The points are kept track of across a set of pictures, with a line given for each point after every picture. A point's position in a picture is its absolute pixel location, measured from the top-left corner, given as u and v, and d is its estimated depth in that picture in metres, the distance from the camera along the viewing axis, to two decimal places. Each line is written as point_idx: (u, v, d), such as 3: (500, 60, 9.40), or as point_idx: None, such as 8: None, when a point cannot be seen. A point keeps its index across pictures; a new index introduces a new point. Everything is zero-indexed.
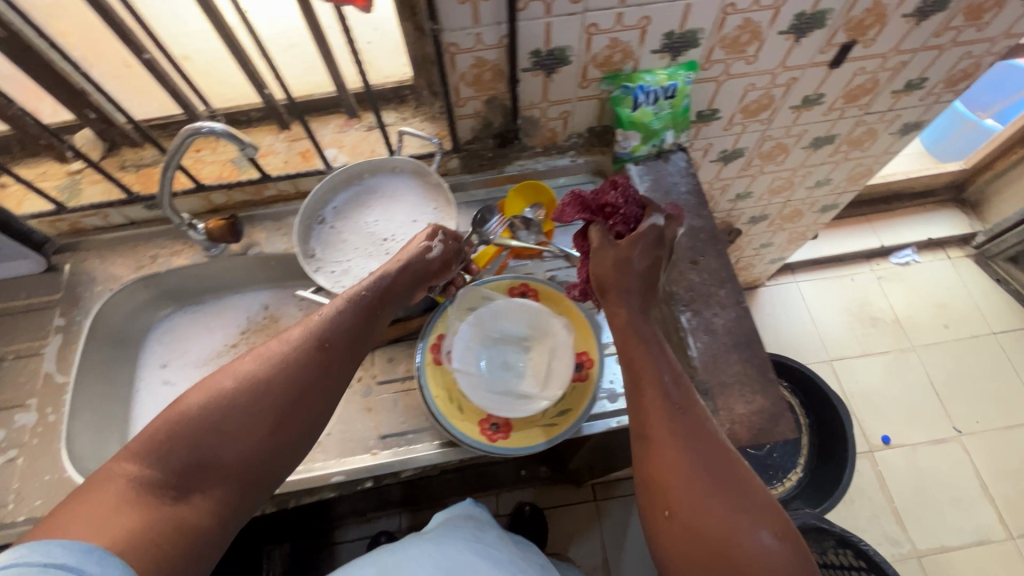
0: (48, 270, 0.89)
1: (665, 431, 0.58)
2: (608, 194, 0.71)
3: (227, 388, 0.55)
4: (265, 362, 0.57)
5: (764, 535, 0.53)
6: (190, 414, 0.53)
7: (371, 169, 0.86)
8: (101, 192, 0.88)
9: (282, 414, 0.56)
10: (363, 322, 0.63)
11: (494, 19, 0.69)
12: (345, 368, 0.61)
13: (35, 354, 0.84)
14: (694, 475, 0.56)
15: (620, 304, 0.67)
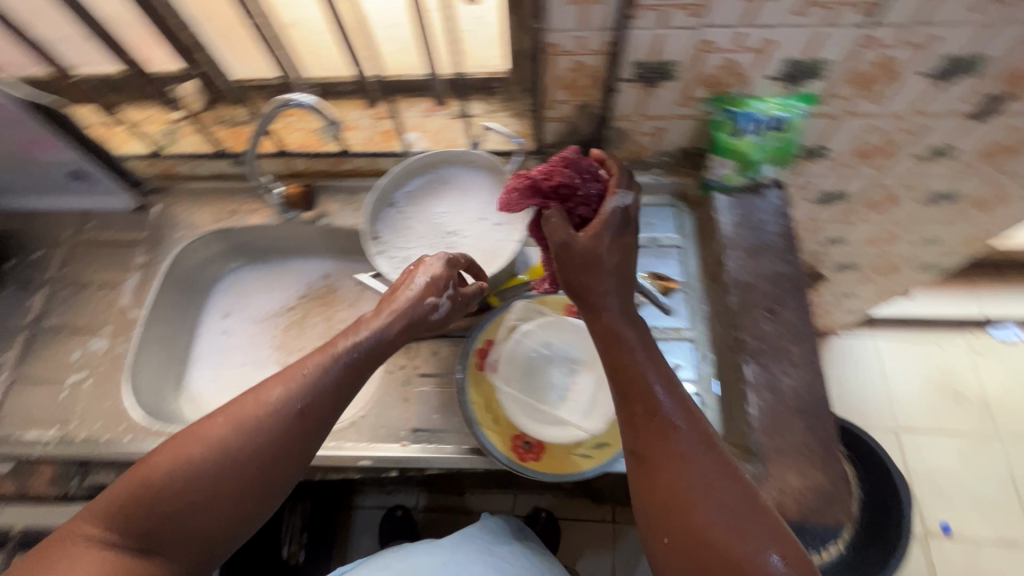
0: (138, 209, 0.95)
1: (661, 449, 0.53)
2: (562, 171, 0.64)
3: (197, 452, 0.52)
4: (238, 418, 0.54)
5: (776, 560, 0.48)
6: (157, 475, 0.51)
7: (450, 159, 0.84)
8: (195, 143, 0.92)
9: (253, 472, 0.53)
10: (348, 370, 0.59)
11: (601, 23, 0.65)
12: (325, 415, 0.57)
13: (116, 286, 0.89)
14: (694, 495, 0.51)
15: (603, 310, 0.61)
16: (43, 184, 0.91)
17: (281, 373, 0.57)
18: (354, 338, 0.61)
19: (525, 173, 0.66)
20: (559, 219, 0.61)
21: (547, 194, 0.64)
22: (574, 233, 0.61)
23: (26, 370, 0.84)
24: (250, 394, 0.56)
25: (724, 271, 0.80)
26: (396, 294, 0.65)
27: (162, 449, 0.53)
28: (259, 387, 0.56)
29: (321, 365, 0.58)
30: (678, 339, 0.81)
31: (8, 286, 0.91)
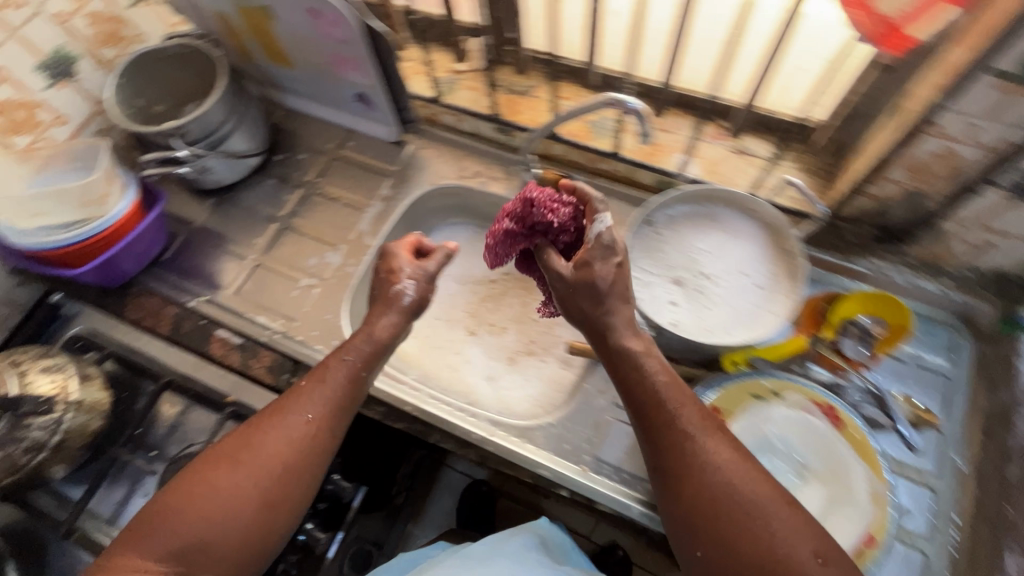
0: (395, 142, 0.99)
1: (692, 468, 0.55)
2: (531, 212, 0.70)
3: (237, 475, 0.57)
4: (262, 461, 0.58)
5: (813, 557, 0.49)
6: (198, 504, 0.55)
7: (727, 200, 0.78)
8: (470, 99, 0.93)
9: (282, 488, 0.58)
10: (349, 388, 0.63)
11: (1015, 119, 0.55)
12: (344, 428, 0.63)
13: (359, 209, 0.95)
14: (727, 501, 0.53)
15: (607, 330, 0.63)
16: (327, 96, 0.98)
17: (292, 394, 0.62)
18: (360, 367, 0.64)
19: (505, 226, 0.72)
20: (556, 256, 0.66)
21: (525, 232, 0.71)
22: (569, 266, 0.64)
23: (269, 258, 0.92)
24: (275, 416, 0.60)
25: (1009, 430, 0.67)
26: (386, 304, 0.68)
27: (185, 483, 0.57)
28: (273, 418, 0.60)
29: (348, 373, 0.64)
30: (919, 483, 0.70)
31: (269, 177, 1.00)
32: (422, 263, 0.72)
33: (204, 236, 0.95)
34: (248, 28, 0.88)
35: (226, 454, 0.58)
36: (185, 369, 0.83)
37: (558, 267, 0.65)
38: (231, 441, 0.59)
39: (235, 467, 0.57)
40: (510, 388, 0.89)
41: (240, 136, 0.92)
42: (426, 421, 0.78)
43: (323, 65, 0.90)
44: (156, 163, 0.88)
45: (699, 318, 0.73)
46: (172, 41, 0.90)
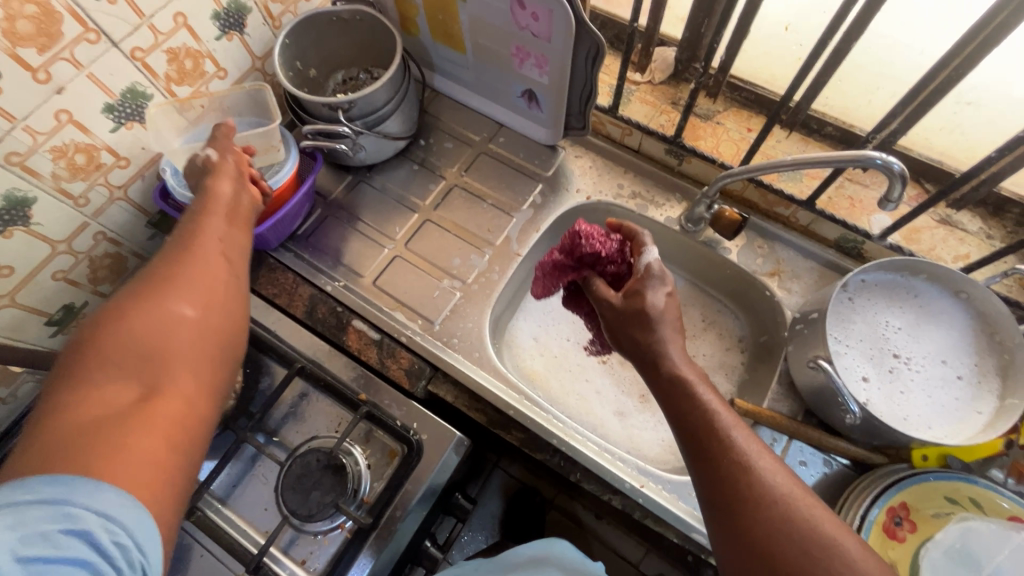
0: (550, 147, 0.93)
1: (758, 495, 0.47)
2: (578, 245, 0.69)
3: (148, 313, 0.47)
4: (166, 307, 0.48)
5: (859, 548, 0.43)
6: (96, 364, 0.43)
7: (937, 278, 0.71)
8: (645, 114, 0.87)
9: (210, 320, 0.50)
10: (226, 212, 0.63)
11: None
12: (233, 258, 0.59)
13: (507, 213, 0.89)
14: (797, 530, 0.44)
15: (660, 360, 0.57)
16: (489, 86, 0.92)
17: (183, 238, 0.57)
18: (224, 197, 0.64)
19: (555, 257, 0.71)
20: (603, 285, 0.66)
21: (573, 264, 0.71)
22: (615, 295, 0.64)
23: (409, 250, 0.87)
24: (162, 282, 0.50)
25: None
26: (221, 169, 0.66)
27: (81, 360, 0.43)
28: (197, 264, 0.53)
29: (223, 222, 0.61)
30: None
31: (411, 161, 0.95)
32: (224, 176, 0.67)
33: (342, 215, 0.91)
34: (426, 5, 0.82)
35: (114, 311, 0.46)
36: (319, 357, 0.78)
37: (607, 297, 0.65)
38: (125, 298, 0.48)
39: (144, 312, 0.47)
40: (641, 429, 0.84)
41: (397, 119, 0.87)
42: (568, 456, 0.73)
43: (500, 55, 0.84)
44: (313, 135, 0.82)
45: (894, 401, 0.67)
46: (344, 6, 0.83)
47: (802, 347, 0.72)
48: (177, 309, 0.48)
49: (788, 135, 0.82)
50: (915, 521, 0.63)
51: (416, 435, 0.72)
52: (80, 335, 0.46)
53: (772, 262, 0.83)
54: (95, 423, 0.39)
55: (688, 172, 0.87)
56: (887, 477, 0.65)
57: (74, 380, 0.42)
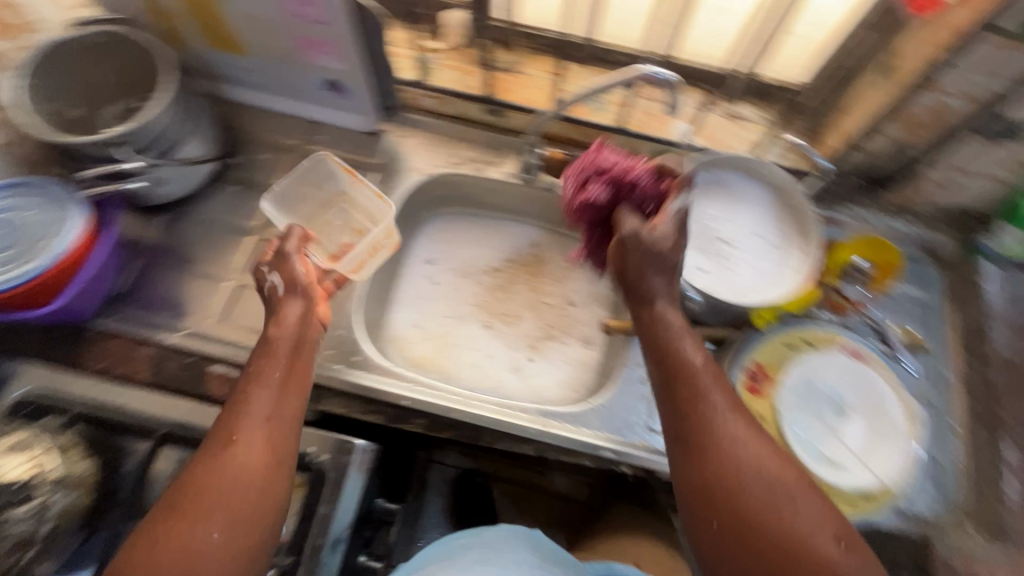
0: (373, 133, 0.91)
1: (722, 456, 0.53)
2: (616, 172, 0.69)
3: (210, 491, 0.51)
4: (221, 472, 0.52)
5: (835, 550, 0.48)
6: (165, 526, 0.49)
7: (735, 164, 0.81)
8: (454, 80, 0.88)
9: (239, 538, 0.50)
10: (282, 405, 0.58)
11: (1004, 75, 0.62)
12: (291, 436, 0.57)
13: (348, 210, 0.86)
14: (767, 512, 0.50)
15: (650, 302, 0.63)
16: (289, 85, 0.87)
17: (231, 414, 0.56)
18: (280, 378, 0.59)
19: (596, 160, 0.71)
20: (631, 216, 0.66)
21: (608, 183, 0.69)
22: (644, 224, 0.65)
23: (254, 276, 0.81)
24: (223, 446, 0.54)
25: (983, 342, 0.79)
26: (281, 304, 0.66)
27: (166, 523, 0.49)
28: (232, 441, 0.54)
29: (274, 387, 0.58)
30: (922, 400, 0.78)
31: (230, 183, 0.87)
32: (286, 261, 0.70)
33: (166, 260, 0.82)
34: (188, 10, 0.75)
35: (201, 459, 0.53)
36: (184, 417, 0.71)
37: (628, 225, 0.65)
38: (213, 439, 0.54)
39: (215, 464, 0.52)
40: (538, 376, 0.88)
41: (194, 140, 0.79)
42: (473, 424, 0.75)
43: (287, 50, 0.79)
44: (95, 179, 0.72)
45: (728, 277, 0.76)
46: (92, 28, 0.74)
47: None
48: (214, 531, 0.50)
49: (587, 70, 0.87)
50: (770, 372, 0.72)
51: (316, 460, 0.69)
52: (166, 494, 0.52)
53: None
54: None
55: (512, 126, 0.90)
56: (739, 345, 0.74)
57: (150, 534, 0.49)
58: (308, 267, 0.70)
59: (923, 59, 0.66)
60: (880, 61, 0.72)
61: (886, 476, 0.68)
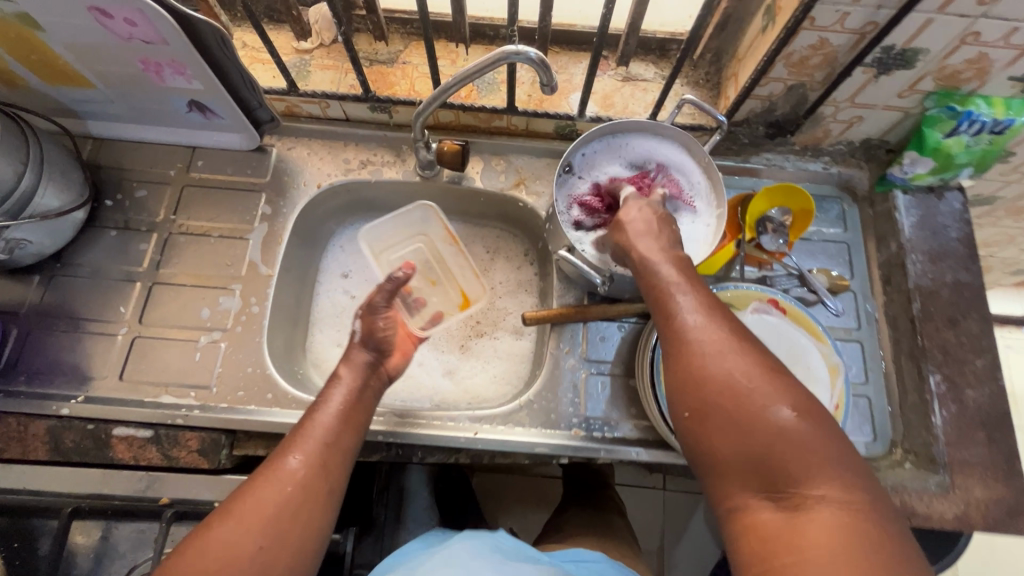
0: (257, 149, 0.84)
1: (682, 336, 0.49)
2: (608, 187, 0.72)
3: (257, 502, 0.52)
4: (273, 488, 0.53)
5: (791, 414, 0.43)
6: (213, 531, 0.50)
7: (634, 130, 0.75)
8: (330, 80, 0.81)
9: (279, 550, 0.51)
10: (343, 425, 0.61)
11: (877, 2, 0.58)
12: (340, 461, 0.59)
13: (240, 238, 0.81)
14: (724, 374, 0.46)
15: (633, 240, 0.58)
16: (151, 112, 0.79)
17: (298, 431, 0.59)
18: (342, 404, 0.62)
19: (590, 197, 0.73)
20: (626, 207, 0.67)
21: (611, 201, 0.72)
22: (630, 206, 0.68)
23: (148, 325, 0.76)
24: (274, 463, 0.55)
25: (904, 275, 0.78)
26: (350, 354, 0.67)
27: (211, 528, 0.50)
28: (286, 456, 0.56)
29: (336, 413, 0.61)
30: (849, 340, 0.79)
31: (108, 228, 0.81)
32: (370, 314, 0.69)
33: (49, 322, 0.75)
34: (5, 48, 0.67)
35: (257, 473, 0.55)
36: (94, 488, 0.69)
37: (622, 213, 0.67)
38: (273, 458, 0.56)
39: (269, 478, 0.54)
40: (472, 376, 0.85)
41: (50, 190, 0.72)
42: (401, 442, 0.72)
43: (131, 76, 0.72)
44: None
45: None
46: None
47: (557, 243, 0.75)
48: (257, 541, 0.50)
49: (471, 49, 0.80)
50: None
51: None
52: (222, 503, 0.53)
53: (513, 174, 0.84)
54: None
55: (403, 121, 0.85)
56: (660, 319, 0.72)
57: (203, 537, 0.50)
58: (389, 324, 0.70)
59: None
60: (761, 1, 0.68)
61: None
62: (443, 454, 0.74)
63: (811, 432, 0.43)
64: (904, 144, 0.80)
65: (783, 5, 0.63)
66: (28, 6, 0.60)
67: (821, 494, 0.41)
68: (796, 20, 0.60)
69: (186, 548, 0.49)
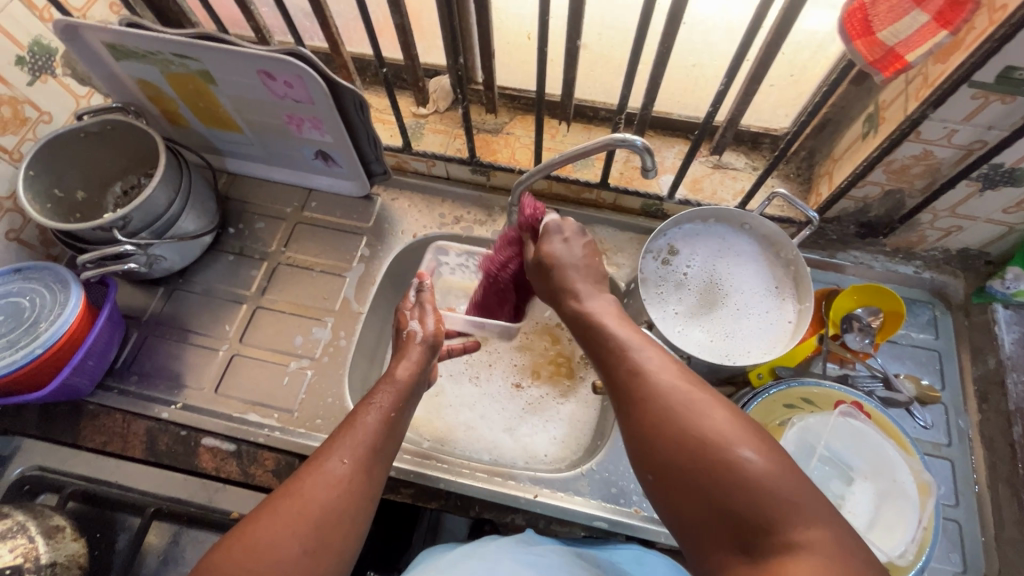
0: (364, 197, 0.93)
1: (676, 425, 0.47)
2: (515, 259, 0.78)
3: (290, 505, 0.49)
4: (319, 489, 0.50)
5: (755, 456, 0.44)
6: (257, 527, 0.47)
7: (722, 217, 0.77)
8: (440, 143, 0.89)
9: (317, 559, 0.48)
10: (387, 432, 0.57)
11: (990, 122, 0.59)
12: (382, 470, 0.55)
13: (339, 275, 0.88)
14: (698, 434, 0.46)
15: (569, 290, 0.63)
16: (282, 156, 0.90)
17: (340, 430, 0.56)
18: (389, 408, 0.58)
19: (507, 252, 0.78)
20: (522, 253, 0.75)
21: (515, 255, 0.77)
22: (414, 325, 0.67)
23: (246, 345, 0.83)
24: (316, 462, 0.52)
25: (1004, 394, 0.74)
26: (405, 349, 0.64)
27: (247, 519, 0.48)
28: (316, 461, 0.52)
29: (382, 415, 0.58)
30: (938, 456, 0.75)
31: (226, 252, 0.89)
32: (426, 310, 0.68)
33: (163, 331, 0.84)
34: (181, 95, 0.79)
35: (301, 469, 0.52)
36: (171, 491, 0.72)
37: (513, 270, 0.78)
38: (317, 455, 0.53)
39: (314, 475, 0.51)
40: (532, 435, 0.85)
41: (189, 216, 0.81)
42: (461, 493, 0.74)
43: (275, 125, 0.82)
44: (94, 261, 0.75)
45: (717, 341, 0.72)
46: (90, 119, 0.76)
47: (634, 316, 0.76)
48: (297, 547, 0.47)
49: (572, 126, 0.87)
50: (768, 436, 0.68)
51: None
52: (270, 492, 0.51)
53: (596, 243, 0.87)
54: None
55: (498, 184, 0.91)
56: (735, 405, 0.70)
57: (249, 531, 0.47)
58: (440, 321, 0.68)
59: (903, 113, 0.62)
60: (864, 108, 0.70)
61: (901, 550, 0.61)
62: (501, 509, 0.73)
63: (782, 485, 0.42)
64: (1006, 257, 0.77)
65: (888, 116, 0.64)
66: (210, 65, 0.72)
67: (811, 541, 0.40)
68: (900, 132, 0.62)
69: (231, 540, 0.47)
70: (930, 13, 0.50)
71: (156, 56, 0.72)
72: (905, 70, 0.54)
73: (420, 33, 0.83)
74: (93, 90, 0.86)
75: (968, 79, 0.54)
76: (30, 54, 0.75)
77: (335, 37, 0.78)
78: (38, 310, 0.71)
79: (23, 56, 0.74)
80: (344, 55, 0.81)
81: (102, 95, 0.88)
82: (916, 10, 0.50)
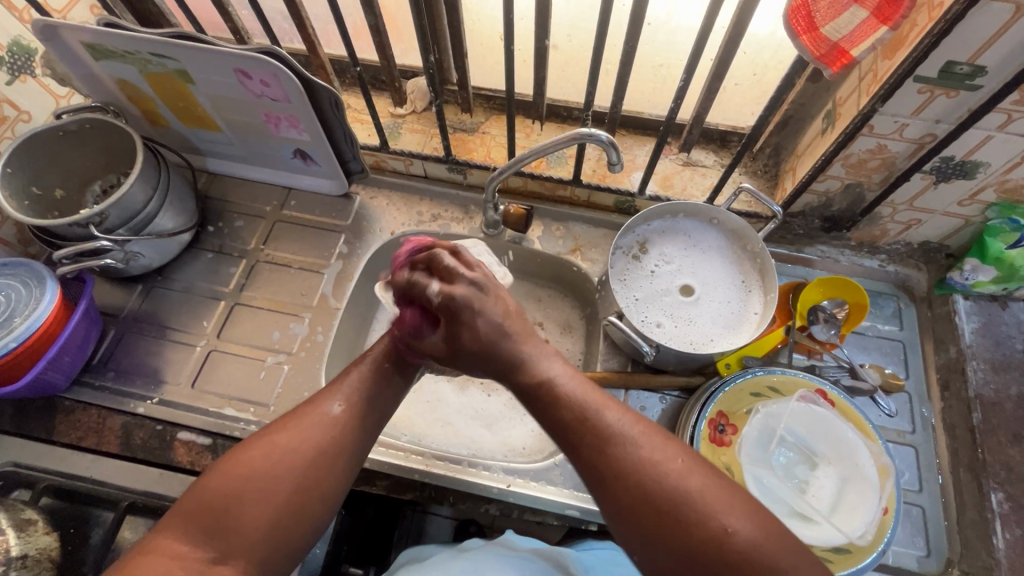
0: (343, 195, 0.94)
1: (665, 491, 0.47)
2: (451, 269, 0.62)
3: (280, 444, 0.52)
4: (309, 430, 0.53)
5: (735, 527, 0.46)
6: (246, 460, 0.51)
7: (691, 211, 0.79)
8: (416, 142, 0.91)
9: (306, 500, 0.51)
10: (381, 382, 0.59)
11: (937, 116, 0.61)
12: (373, 418, 0.57)
13: (317, 272, 0.89)
14: (633, 458, 0.49)
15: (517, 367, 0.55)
16: (260, 155, 0.91)
17: (333, 381, 0.58)
18: (383, 356, 0.61)
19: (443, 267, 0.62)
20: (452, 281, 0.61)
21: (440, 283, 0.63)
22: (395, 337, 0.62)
23: (224, 341, 0.84)
24: (311, 406, 0.55)
25: (964, 382, 0.76)
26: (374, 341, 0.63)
27: (238, 451, 0.52)
28: (310, 409, 0.55)
29: (375, 364, 0.60)
30: (902, 443, 0.76)
31: (205, 250, 0.90)
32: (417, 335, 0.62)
33: (141, 327, 0.84)
34: (161, 95, 0.81)
35: (298, 410, 0.55)
36: (147, 487, 0.73)
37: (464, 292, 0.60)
38: (315, 398, 0.57)
39: (308, 418, 0.54)
40: (509, 428, 0.86)
41: (167, 213, 0.82)
42: (436, 485, 0.74)
43: (253, 124, 0.84)
44: (70, 257, 0.76)
45: (687, 335, 0.74)
46: (68, 117, 0.77)
47: (604, 309, 0.78)
48: (289, 483, 0.50)
49: (545, 126, 0.89)
50: (735, 423, 0.70)
51: None
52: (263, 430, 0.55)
53: (571, 239, 0.89)
54: (236, 507, 0.49)
55: (475, 182, 0.93)
56: (704, 394, 0.71)
57: (233, 463, 0.51)
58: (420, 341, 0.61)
59: (856, 108, 0.64)
60: (822, 106, 0.72)
61: (862, 532, 0.62)
62: (476, 500, 0.74)
63: (760, 545, 0.45)
64: (965, 250, 0.80)
65: (844, 111, 0.67)
66: (187, 64, 0.73)
67: None
68: (853, 126, 0.65)
69: (216, 469, 0.51)
70: (868, 9, 0.53)
71: (134, 55, 0.73)
72: (851, 63, 0.57)
73: (395, 35, 0.86)
74: (73, 90, 0.87)
75: (912, 74, 0.57)
76: (9, 54, 0.76)
77: (312, 38, 0.80)
78: (13, 305, 0.71)
79: (2, 56, 0.75)
80: (322, 56, 0.83)
81: (82, 95, 0.89)
82: (855, 7, 0.53)
